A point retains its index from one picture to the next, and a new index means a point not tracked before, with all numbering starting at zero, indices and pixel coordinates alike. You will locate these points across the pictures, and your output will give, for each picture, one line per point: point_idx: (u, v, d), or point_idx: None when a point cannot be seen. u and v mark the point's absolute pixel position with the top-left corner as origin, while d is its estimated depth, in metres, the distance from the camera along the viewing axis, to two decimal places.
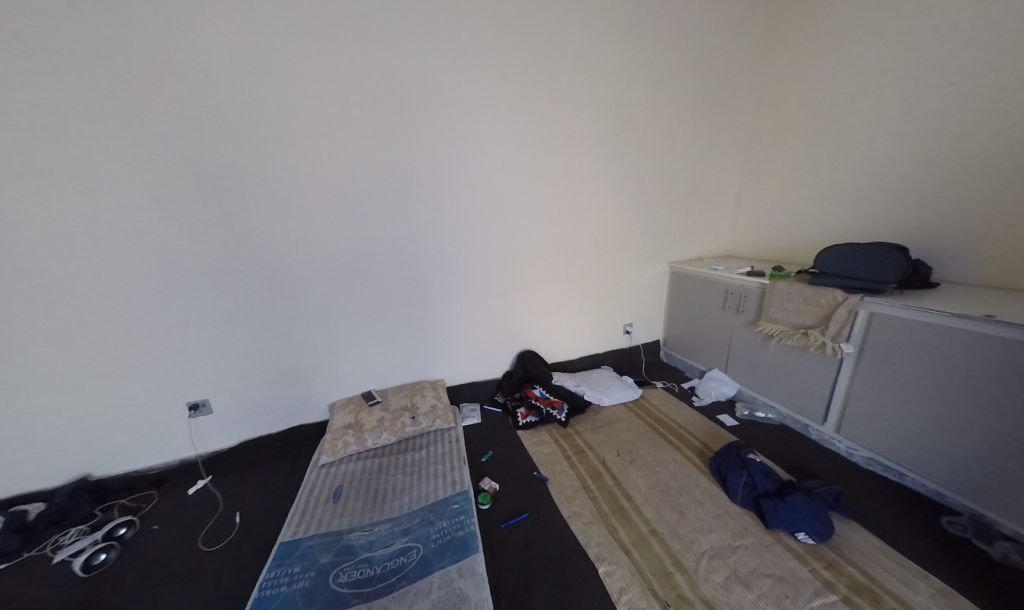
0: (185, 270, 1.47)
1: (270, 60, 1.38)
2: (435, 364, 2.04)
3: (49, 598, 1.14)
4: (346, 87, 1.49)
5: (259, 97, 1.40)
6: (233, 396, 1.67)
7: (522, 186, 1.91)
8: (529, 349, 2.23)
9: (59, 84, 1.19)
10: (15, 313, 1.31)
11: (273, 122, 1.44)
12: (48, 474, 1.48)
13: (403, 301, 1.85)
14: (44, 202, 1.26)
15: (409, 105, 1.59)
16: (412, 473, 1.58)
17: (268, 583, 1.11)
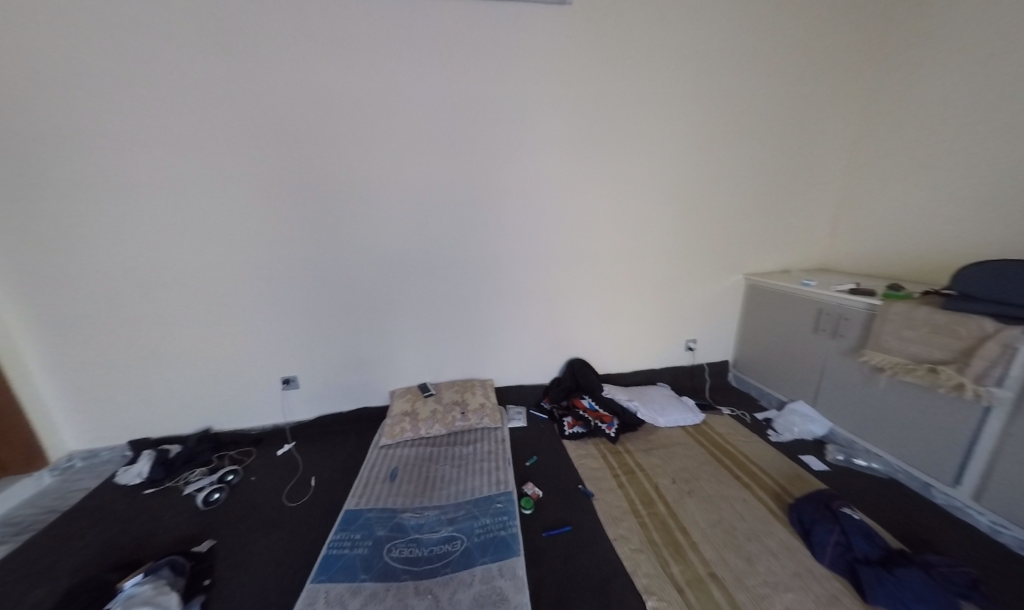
0: (287, 262, 1.73)
1: (363, 81, 1.57)
2: (486, 364, 2.11)
3: (179, 522, 1.43)
4: (429, 101, 1.64)
5: (351, 113, 1.60)
6: (315, 375, 1.93)
7: (583, 190, 1.88)
8: (579, 358, 2.18)
9: (210, 113, 1.50)
10: (173, 291, 1.66)
11: (360, 135, 1.63)
12: (181, 423, 1.85)
13: (461, 301, 1.95)
14: (196, 204, 1.58)
15: (481, 116, 1.69)
16: (459, 466, 1.65)
17: (335, 544, 1.25)
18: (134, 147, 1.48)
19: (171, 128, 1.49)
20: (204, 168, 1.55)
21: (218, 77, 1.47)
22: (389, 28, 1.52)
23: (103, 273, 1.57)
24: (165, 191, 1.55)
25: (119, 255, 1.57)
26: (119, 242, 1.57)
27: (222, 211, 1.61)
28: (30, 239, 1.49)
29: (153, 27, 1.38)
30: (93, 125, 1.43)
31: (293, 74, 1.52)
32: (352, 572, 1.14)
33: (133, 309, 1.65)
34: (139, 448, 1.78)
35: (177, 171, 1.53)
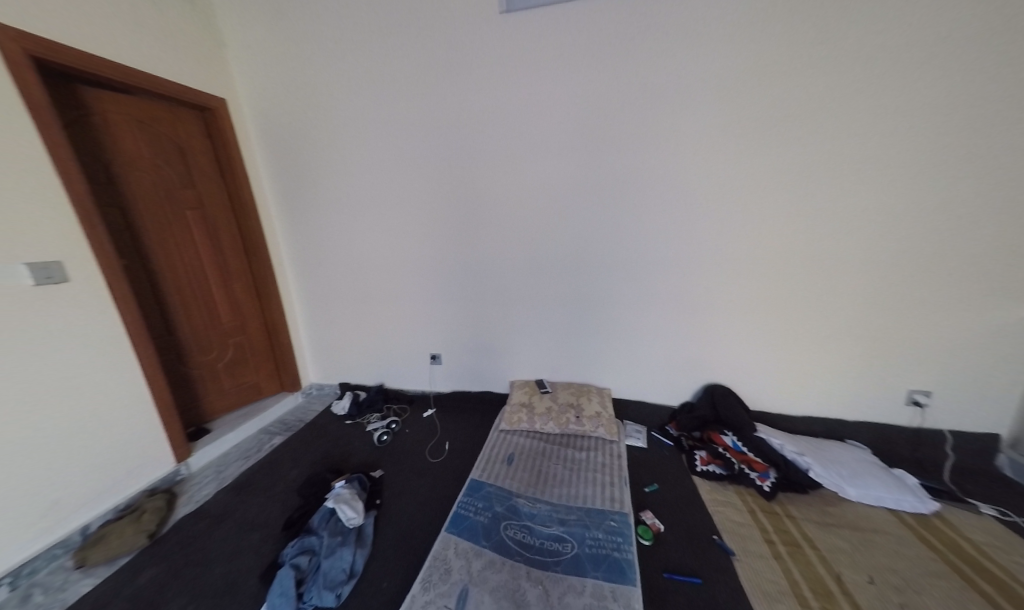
0: (445, 260, 2.03)
1: (520, 92, 1.65)
2: (608, 373, 2.05)
3: (362, 451, 1.93)
4: (588, 102, 1.60)
5: (508, 125, 1.71)
6: (457, 356, 2.27)
7: (754, 190, 1.57)
8: (721, 385, 1.86)
9: (401, 137, 1.82)
10: (366, 279, 2.17)
11: (511, 145, 1.74)
12: (364, 377, 2.45)
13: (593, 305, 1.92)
14: (388, 210, 1.98)
15: (641, 111, 1.57)
16: (572, 469, 1.65)
17: (462, 505, 1.45)
18: (352, 166, 1.92)
19: (373, 153, 1.88)
20: (394, 181, 1.91)
21: (412, 104, 1.76)
22: (558, 37, 1.55)
23: (331, 261, 2.16)
24: (369, 202, 1.98)
25: (339, 250, 2.13)
26: (336, 241, 2.11)
27: (405, 216, 1.97)
28: (296, 236, 2.14)
29: (374, 70, 1.73)
30: (327, 154, 1.93)
31: (467, 94, 1.70)
32: (476, 535, 1.30)
33: (344, 290, 2.22)
34: (342, 389, 2.44)
35: (377, 184, 1.94)
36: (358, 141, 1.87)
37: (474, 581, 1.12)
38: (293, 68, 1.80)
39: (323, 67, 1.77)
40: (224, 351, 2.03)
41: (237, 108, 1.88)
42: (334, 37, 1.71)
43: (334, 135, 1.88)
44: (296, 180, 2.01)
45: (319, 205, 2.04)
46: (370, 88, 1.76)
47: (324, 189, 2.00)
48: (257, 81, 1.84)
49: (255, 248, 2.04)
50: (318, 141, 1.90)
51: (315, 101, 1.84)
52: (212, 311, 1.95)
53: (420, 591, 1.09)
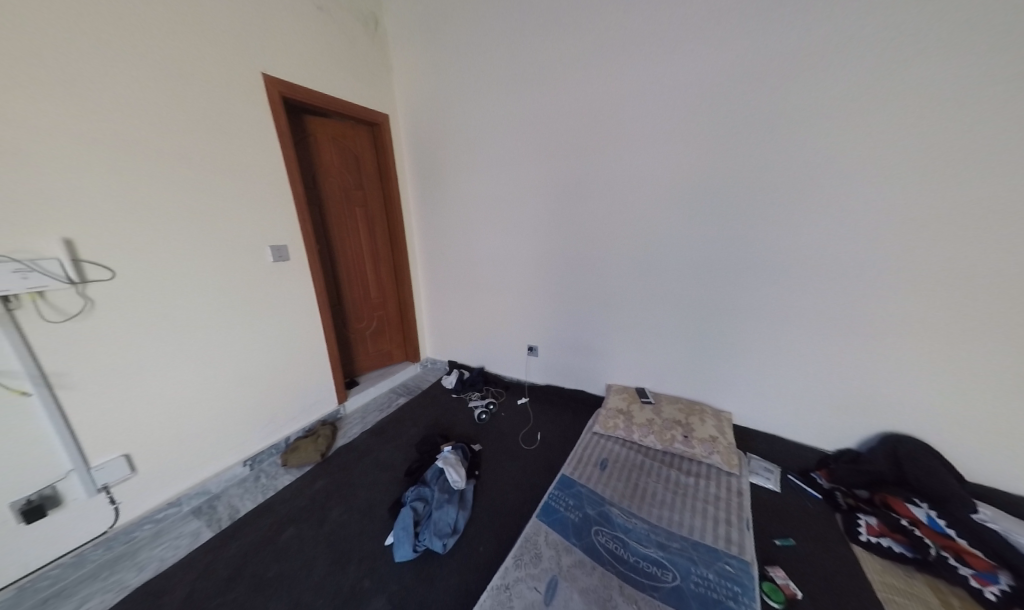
0: (553, 254, 2.05)
1: (654, 79, 1.54)
2: (729, 392, 1.80)
3: (465, 424, 2.13)
4: (736, 82, 1.41)
5: (638, 113, 1.61)
6: (555, 352, 2.28)
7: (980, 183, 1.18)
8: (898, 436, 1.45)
9: (527, 134, 1.90)
10: (479, 269, 2.37)
11: (638, 135, 1.64)
12: (468, 359, 2.70)
13: (716, 313, 1.71)
14: (505, 207, 2.11)
15: (810, 86, 1.31)
16: (676, 491, 1.48)
17: (553, 498, 1.46)
18: (477, 166, 2.11)
19: (498, 151, 2.01)
20: (513, 179, 2.02)
21: (539, 103, 1.82)
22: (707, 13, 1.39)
23: (453, 253, 2.44)
24: (488, 199, 2.15)
25: (460, 242, 2.37)
26: (459, 234, 2.35)
27: (519, 212, 2.07)
28: (427, 229, 2.47)
29: (505, 76, 1.85)
30: (459, 155, 2.15)
31: (594, 86, 1.67)
32: (566, 531, 1.29)
33: (460, 278, 2.48)
34: (450, 365, 2.75)
35: (497, 182, 2.08)
36: (486, 143, 2.03)
37: (564, 575, 1.12)
38: (438, 83, 2.05)
39: (462, 79, 1.97)
40: (370, 322, 2.51)
41: (396, 123, 2.27)
42: (474, 51, 1.89)
43: (465, 139, 2.09)
44: (432, 181, 2.32)
45: (447, 203, 2.31)
46: (501, 93, 1.89)
47: (453, 189, 2.25)
48: (411, 98, 2.18)
49: (398, 239, 2.44)
50: (452, 146, 2.15)
51: (453, 111, 2.08)
52: (365, 289, 2.43)
53: (512, 566, 1.14)
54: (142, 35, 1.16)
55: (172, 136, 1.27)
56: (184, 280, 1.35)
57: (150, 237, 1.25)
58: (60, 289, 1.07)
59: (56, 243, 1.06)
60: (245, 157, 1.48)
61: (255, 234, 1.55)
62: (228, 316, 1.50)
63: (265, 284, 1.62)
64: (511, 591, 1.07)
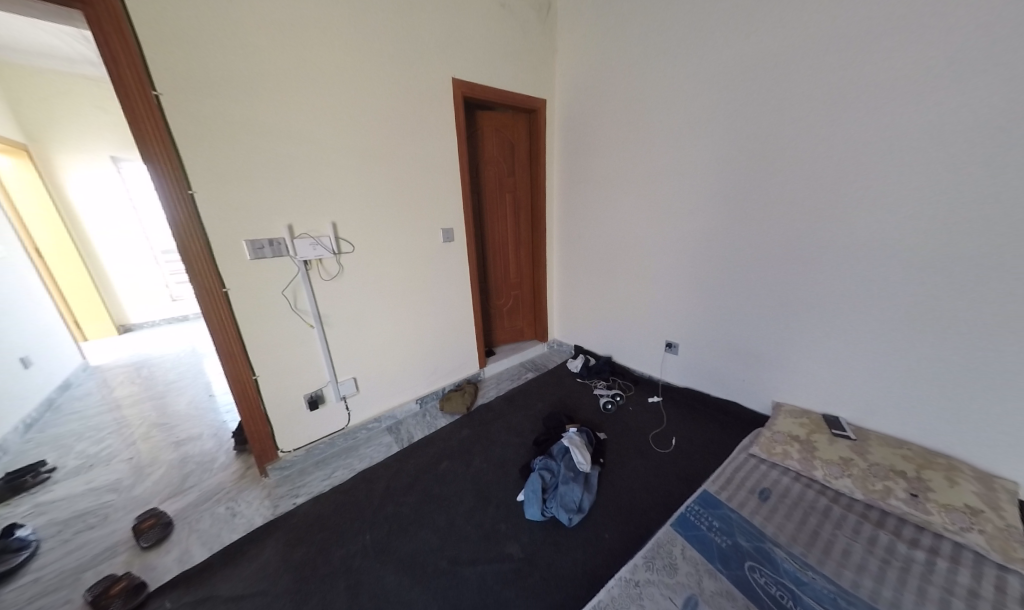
0: (714, 234, 1.74)
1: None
2: (1012, 446, 1.18)
3: (590, 410, 2.10)
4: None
5: (878, 40, 1.19)
6: (703, 351, 1.96)
7: None
8: None
9: (698, 96, 1.65)
10: (616, 253, 2.26)
11: (872, 71, 1.22)
12: (596, 347, 2.63)
13: (1016, 326, 1.13)
14: (657, 184, 1.91)
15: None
16: (887, 561, 1.07)
17: (692, 512, 1.28)
18: (630, 143, 1.97)
19: (659, 120, 1.82)
20: (672, 149, 1.80)
21: (725, 55, 1.53)
22: None
23: (591, 237, 2.39)
24: (638, 176, 1.99)
25: (599, 225, 2.31)
26: (601, 216, 2.27)
27: (676, 187, 1.83)
28: (567, 213, 2.49)
29: (679, 32, 1.65)
30: (611, 132, 2.06)
31: (807, 18, 1.31)
32: (709, 553, 1.12)
33: (596, 262, 2.42)
34: (576, 350, 2.75)
35: (651, 157, 1.90)
36: (645, 115, 1.87)
37: (706, 600, 0.98)
38: (601, 59, 1.99)
39: (629, 48, 1.85)
40: (508, 300, 2.75)
41: (551, 110, 2.33)
42: (644, 14, 1.75)
43: (622, 114, 1.97)
44: (577, 163, 2.31)
45: (591, 185, 2.27)
46: (674, 54, 1.69)
47: (600, 169, 2.18)
48: (569, 82, 2.20)
49: (538, 224, 2.55)
50: (606, 124, 2.07)
51: (609, 86, 1.99)
52: (506, 270, 2.67)
53: (642, 565, 1.07)
54: (386, 69, 1.55)
55: (395, 144, 1.66)
56: (393, 257, 1.78)
57: (375, 225, 1.68)
58: (329, 258, 1.57)
59: (328, 226, 1.54)
60: (436, 156, 1.82)
61: (435, 220, 1.90)
62: (414, 286, 1.90)
63: (437, 261, 1.97)
64: (642, 590, 1.00)
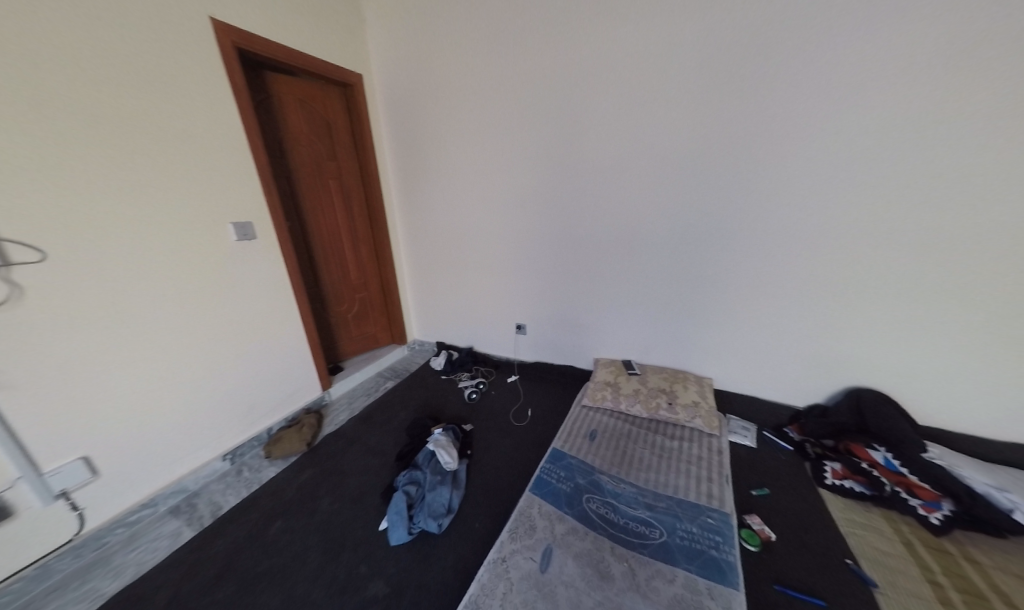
0: (538, 228, 2.02)
1: (635, 43, 1.50)
2: (710, 358, 1.87)
3: (455, 405, 2.12)
4: (738, 35, 1.35)
5: (618, 78, 1.58)
6: (545, 329, 2.28)
7: (938, 147, 1.22)
8: (874, 389, 1.53)
9: (507, 102, 1.83)
10: (460, 247, 2.33)
11: (619, 99, 1.61)
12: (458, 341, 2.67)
13: (702, 282, 1.74)
14: (487, 182, 2.05)
15: (814, 40, 1.26)
16: (661, 456, 1.54)
17: (545, 471, 1.49)
18: (459, 140, 2.02)
19: (478, 120, 1.93)
20: (493, 148, 1.95)
21: (527, 65, 1.72)
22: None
23: (435, 233, 2.37)
24: (471, 174, 2.08)
25: (442, 220, 2.31)
26: (444, 213, 2.29)
27: (503, 186, 2.02)
28: (409, 208, 2.39)
29: (482, 36, 1.75)
30: (438, 127, 2.06)
31: (574, 48, 1.61)
32: (558, 501, 1.33)
33: (444, 257, 2.42)
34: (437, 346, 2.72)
35: (478, 155, 2.01)
36: (468, 113, 1.94)
37: (558, 543, 1.15)
38: (419, 48, 1.92)
39: (444, 41, 1.85)
40: (353, 305, 2.41)
41: (371, 93, 2.12)
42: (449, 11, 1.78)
43: (447, 110, 1.99)
44: (411, 155, 2.22)
45: (428, 180, 2.23)
46: (482, 56, 1.79)
47: (435, 164, 2.17)
48: (387, 65, 2.05)
49: (376, 219, 2.34)
50: (432, 118, 2.05)
51: (430, 79, 1.97)
52: (344, 271, 2.32)
53: (507, 539, 1.17)
54: None
55: (110, 101, 1.12)
56: (131, 269, 1.23)
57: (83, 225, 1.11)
58: None
59: None
60: (196, 126, 1.33)
61: (208, 215, 1.41)
62: (186, 307, 1.39)
63: (228, 269, 1.50)
64: (507, 563, 1.09)
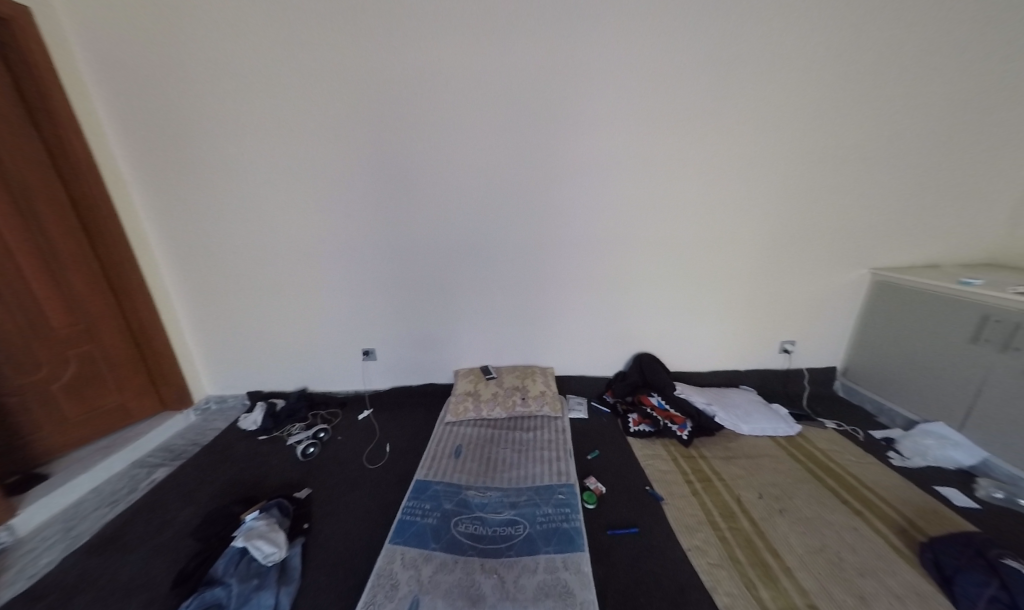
0: (369, 242, 1.84)
1: (431, 60, 1.54)
2: (547, 352, 2.08)
3: (284, 468, 1.67)
4: (522, 69, 1.54)
5: (423, 92, 1.58)
6: (395, 350, 2.09)
7: (658, 176, 1.70)
8: (649, 352, 2.05)
9: (307, 100, 1.60)
10: (269, 268, 1.88)
11: (430, 113, 1.61)
12: (285, 384, 2.14)
13: (526, 285, 1.93)
14: (294, 189, 1.73)
15: (577, 85, 1.56)
16: (520, 451, 1.67)
17: (408, 510, 1.35)
18: (249, 140, 1.65)
19: (273, 117, 1.62)
20: (299, 152, 1.67)
21: (328, 62, 1.54)
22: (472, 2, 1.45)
23: (227, 251, 1.84)
24: (275, 179, 1.72)
25: (236, 234, 1.82)
26: (240, 228, 1.80)
27: (320, 195, 1.75)
28: (181, 220, 1.77)
29: (259, 19, 1.48)
30: (213, 119, 1.62)
31: (375, 53, 1.53)
32: (423, 540, 1.22)
33: (249, 282, 1.90)
34: (253, 398, 2.10)
35: (281, 157, 1.68)
36: (258, 104, 1.59)
37: (425, 589, 1.05)
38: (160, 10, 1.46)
39: (210, 12, 1.47)
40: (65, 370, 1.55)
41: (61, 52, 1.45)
42: None
43: (226, 96, 1.58)
44: (176, 151, 1.67)
45: (208, 185, 1.72)
46: (264, 44, 1.52)
47: (217, 165, 1.69)
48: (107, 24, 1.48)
49: (100, 236, 1.61)
50: (202, 102, 1.59)
51: (189, 56, 1.52)
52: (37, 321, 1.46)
53: None
54: None
55: None
56: None
57: None
58: None
59: None
60: None
61: None
62: None
63: None
64: None
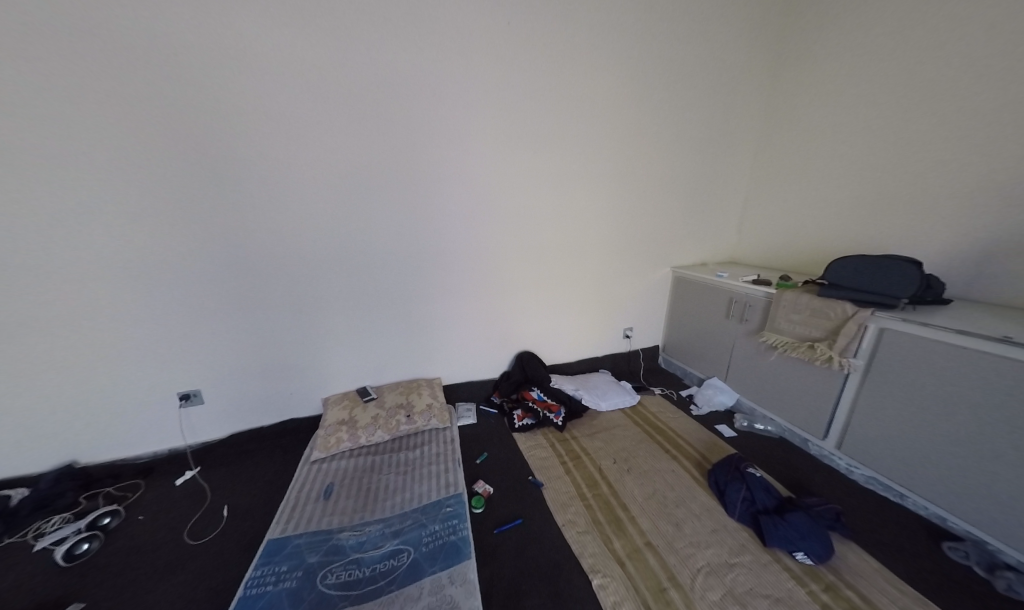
0: (185, 251, 1.45)
1: (252, 41, 1.34)
2: (433, 361, 2.01)
3: (25, 589, 1.10)
4: (369, 70, 1.49)
5: (246, 75, 1.36)
6: (229, 385, 1.64)
7: (516, 188, 1.88)
8: (527, 350, 2.22)
9: (59, 63, 1.18)
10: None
11: (258, 100, 1.39)
12: (36, 461, 1.45)
13: (399, 293, 1.82)
14: (44, 182, 1.25)
15: (431, 96, 1.60)
16: (405, 473, 1.54)
17: (254, 582, 1.07)
18: None
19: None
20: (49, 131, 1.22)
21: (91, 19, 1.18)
22: None
23: None
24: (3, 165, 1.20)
25: None
26: None
27: (93, 189, 1.30)
28: None
29: None
30: None
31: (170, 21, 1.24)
32: None
33: None
34: None
35: (11, 135, 1.19)
36: None
37: None
38: None
39: None
40: None
41: None
42: None
43: None
44: None
45: None
46: None
47: None
48: None
49: None
50: None
51: None
52: None
53: None
54: None
55: None
56: None
57: None
58: None
59: None
60: None
61: None
62: None
63: None
64: None
